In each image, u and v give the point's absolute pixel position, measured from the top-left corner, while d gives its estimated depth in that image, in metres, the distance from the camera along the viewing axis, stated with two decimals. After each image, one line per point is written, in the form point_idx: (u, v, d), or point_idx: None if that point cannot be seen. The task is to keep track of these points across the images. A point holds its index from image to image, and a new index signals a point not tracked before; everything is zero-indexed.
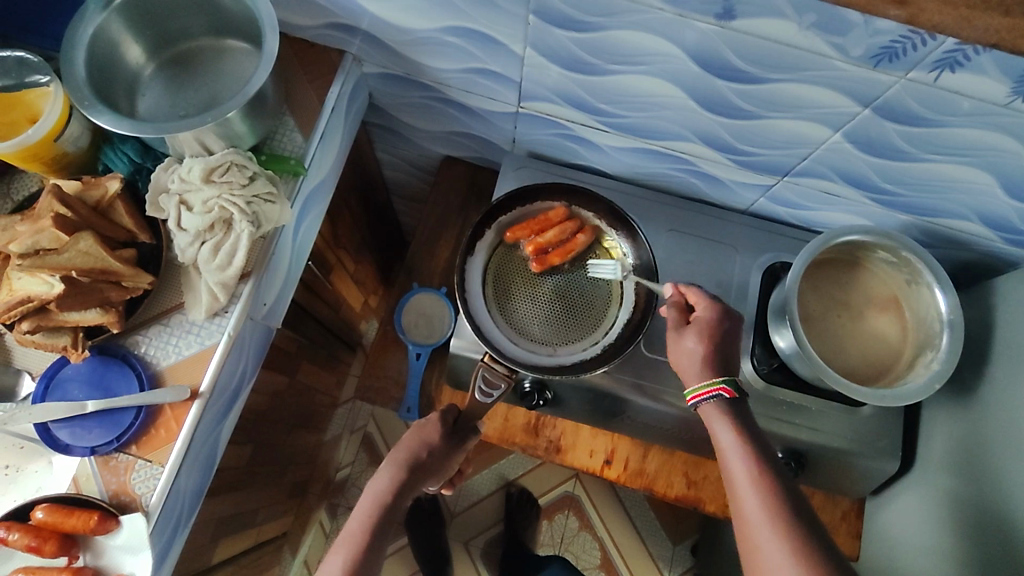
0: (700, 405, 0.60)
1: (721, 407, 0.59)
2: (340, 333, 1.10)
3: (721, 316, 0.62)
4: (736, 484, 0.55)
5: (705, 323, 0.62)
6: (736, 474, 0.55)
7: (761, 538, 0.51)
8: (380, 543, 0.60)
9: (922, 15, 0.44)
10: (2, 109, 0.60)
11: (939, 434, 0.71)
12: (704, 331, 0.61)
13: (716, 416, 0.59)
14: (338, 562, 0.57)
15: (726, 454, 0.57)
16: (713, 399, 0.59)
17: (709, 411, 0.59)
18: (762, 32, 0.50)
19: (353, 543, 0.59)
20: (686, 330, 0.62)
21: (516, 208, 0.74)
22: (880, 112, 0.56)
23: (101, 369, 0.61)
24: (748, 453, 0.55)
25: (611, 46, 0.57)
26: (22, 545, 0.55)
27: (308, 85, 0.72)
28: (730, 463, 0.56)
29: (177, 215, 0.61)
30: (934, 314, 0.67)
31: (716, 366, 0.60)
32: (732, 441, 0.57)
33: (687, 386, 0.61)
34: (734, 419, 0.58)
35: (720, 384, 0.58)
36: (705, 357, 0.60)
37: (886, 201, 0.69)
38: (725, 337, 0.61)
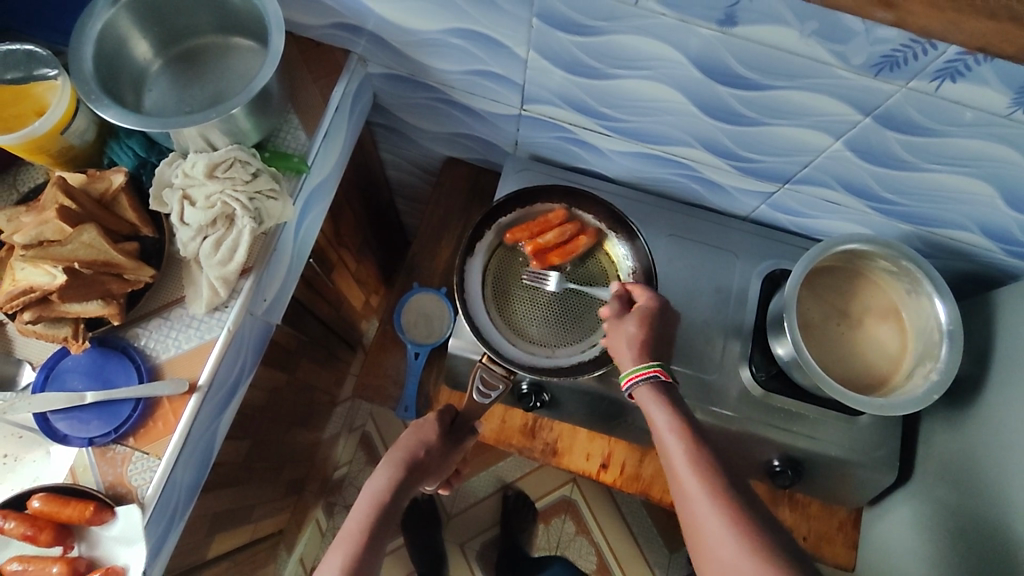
0: (636, 389, 0.59)
1: (654, 390, 0.58)
2: (340, 331, 1.10)
3: (662, 307, 0.64)
4: (673, 465, 0.53)
5: (650, 311, 0.63)
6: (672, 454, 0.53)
7: (704, 515, 0.49)
8: (379, 542, 0.59)
9: (909, 18, 0.43)
10: (10, 101, 0.60)
11: (937, 445, 0.71)
12: (645, 316, 0.63)
13: (649, 399, 0.58)
14: (336, 562, 0.56)
15: (663, 436, 0.55)
16: (647, 380, 0.59)
17: (643, 395, 0.58)
18: (762, 39, 0.50)
19: (351, 543, 0.58)
20: (628, 316, 0.63)
21: (516, 210, 0.75)
22: (881, 121, 0.56)
23: (101, 361, 0.61)
24: (683, 433, 0.54)
25: (613, 50, 0.58)
26: (18, 534, 0.55)
27: (312, 84, 0.73)
28: (666, 443, 0.54)
29: (180, 209, 0.62)
30: (934, 324, 0.67)
31: (652, 351, 0.61)
32: (665, 422, 0.55)
33: (623, 370, 0.61)
34: (667, 400, 0.57)
35: (655, 366, 0.59)
36: (641, 340, 0.61)
37: (887, 210, 0.69)
38: (663, 325, 0.63)
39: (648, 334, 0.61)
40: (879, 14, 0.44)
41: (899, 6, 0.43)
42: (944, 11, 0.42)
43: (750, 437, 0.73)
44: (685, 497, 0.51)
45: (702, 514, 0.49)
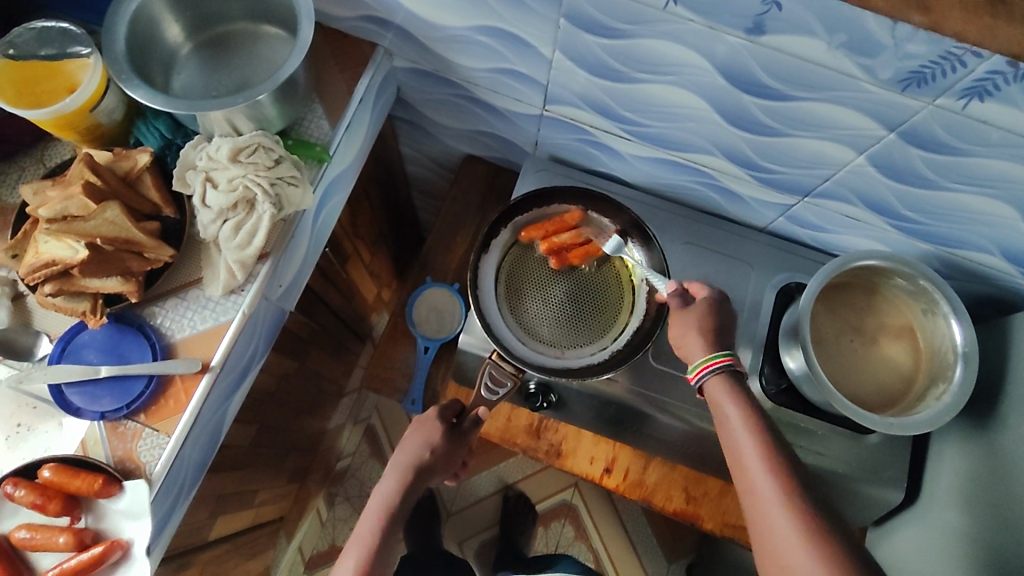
0: (705, 380, 0.61)
1: (727, 385, 0.60)
2: (351, 322, 1.11)
3: (717, 303, 0.64)
4: (737, 450, 0.56)
5: (704, 307, 0.64)
6: (741, 447, 0.56)
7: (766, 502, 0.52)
8: (391, 539, 0.65)
9: (944, 23, 0.44)
10: (43, 77, 0.61)
11: (946, 467, 0.70)
12: (704, 313, 0.64)
13: (721, 392, 0.60)
14: (351, 561, 0.62)
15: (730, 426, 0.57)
16: (716, 371, 0.60)
17: (714, 387, 0.60)
18: (790, 49, 0.50)
19: (363, 544, 0.63)
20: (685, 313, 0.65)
21: (532, 209, 0.75)
22: (905, 137, 0.55)
23: (116, 337, 0.62)
24: (753, 426, 0.56)
25: (639, 55, 0.58)
26: (28, 502, 0.56)
27: (338, 75, 0.73)
28: (734, 435, 0.57)
29: (203, 191, 0.62)
30: (948, 345, 0.66)
31: (717, 342, 0.62)
32: (733, 413, 0.58)
33: (692, 363, 0.62)
34: (740, 395, 0.59)
35: (721, 356, 0.60)
36: (704, 332, 0.63)
37: (907, 228, 0.68)
38: (722, 318, 0.64)
39: (711, 327, 0.63)
40: (914, 19, 0.45)
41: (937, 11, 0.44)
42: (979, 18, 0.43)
43: None
44: (751, 491, 0.53)
45: (764, 497, 0.52)
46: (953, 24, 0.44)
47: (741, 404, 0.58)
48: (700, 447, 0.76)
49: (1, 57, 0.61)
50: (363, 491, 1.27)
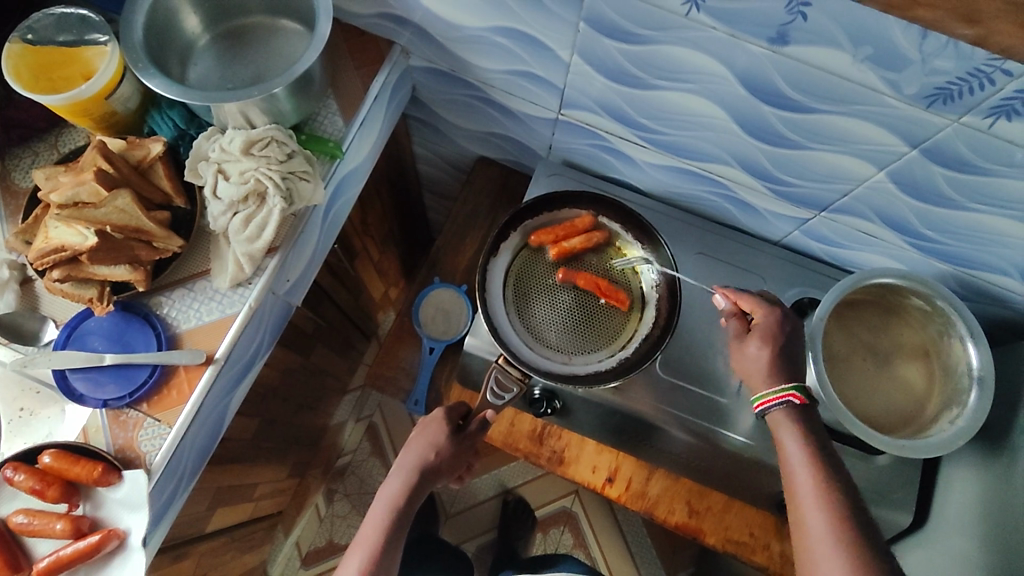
0: (768, 413, 0.59)
1: (792, 423, 0.58)
2: (358, 320, 1.10)
3: (781, 320, 0.62)
4: (798, 494, 0.54)
5: (770, 326, 0.61)
6: (803, 493, 0.54)
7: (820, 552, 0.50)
8: (395, 543, 0.62)
9: (993, 37, 0.40)
10: (60, 63, 0.62)
11: (956, 492, 0.69)
12: (769, 334, 0.61)
13: (785, 428, 0.58)
14: (354, 565, 0.59)
15: (792, 469, 0.56)
16: (781, 406, 0.58)
17: (779, 421, 0.58)
18: (814, 60, 0.49)
19: (367, 546, 0.61)
20: (748, 338, 0.62)
21: (543, 213, 0.74)
22: (928, 154, 0.54)
23: (122, 325, 0.62)
24: (817, 472, 0.54)
25: (658, 61, 0.57)
26: (26, 487, 0.56)
27: (354, 71, 0.73)
28: (795, 479, 0.55)
29: (214, 183, 0.62)
30: (964, 368, 0.64)
31: (784, 369, 0.60)
32: (799, 456, 0.56)
33: (755, 392, 0.60)
34: (806, 434, 0.57)
35: (790, 390, 0.58)
36: (771, 361, 0.60)
37: (925, 247, 0.67)
38: (787, 340, 0.61)
39: (779, 353, 0.60)
40: (958, 31, 0.41)
41: (983, 22, 0.40)
42: None
43: (762, 466, 0.72)
44: (808, 539, 0.52)
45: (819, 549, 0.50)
46: (1003, 38, 0.40)
47: (807, 448, 0.56)
48: (704, 460, 0.75)
49: (19, 41, 0.61)
50: (363, 489, 1.27)
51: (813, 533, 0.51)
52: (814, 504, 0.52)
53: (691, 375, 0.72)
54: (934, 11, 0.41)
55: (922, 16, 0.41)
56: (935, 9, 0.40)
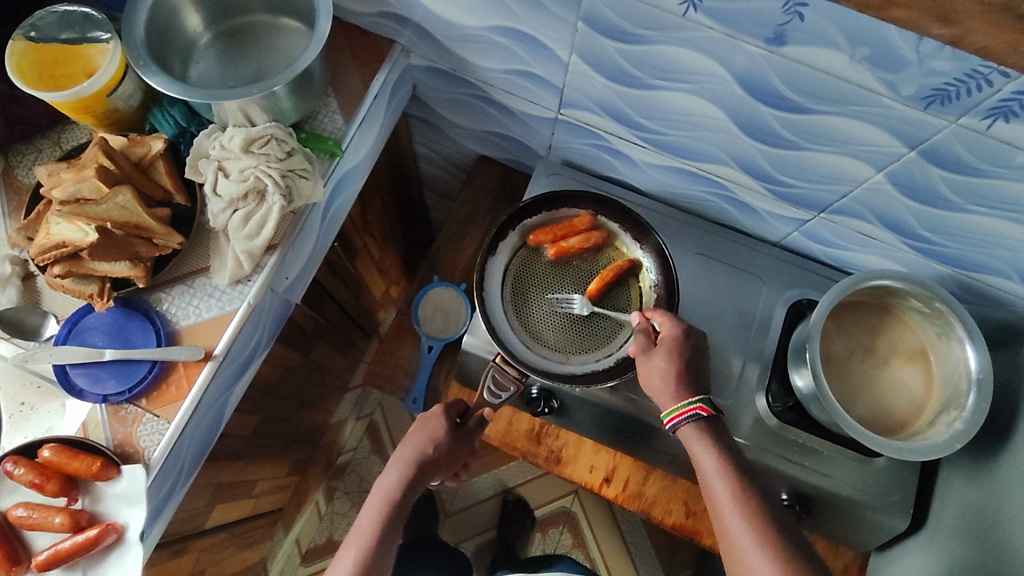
0: (678, 429, 0.59)
1: (701, 432, 0.58)
2: (358, 318, 1.11)
3: (687, 334, 0.62)
4: (719, 504, 0.55)
5: (676, 342, 0.61)
6: (722, 505, 0.54)
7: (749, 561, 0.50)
8: (392, 537, 0.61)
9: (967, 37, 0.41)
10: (63, 61, 0.62)
11: (954, 495, 0.69)
12: (675, 350, 0.61)
13: (695, 440, 0.58)
14: (351, 558, 0.58)
15: (708, 476, 0.56)
16: (690, 420, 0.58)
17: (688, 435, 0.58)
18: (810, 60, 0.49)
19: (362, 538, 0.60)
20: (655, 351, 0.62)
21: (541, 212, 0.74)
22: (926, 155, 0.54)
23: (123, 321, 0.63)
24: (732, 479, 0.55)
25: (656, 61, 0.57)
26: (26, 481, 0.57)
27: (354, 70, 0.73)
28: (711, 486, 0.56)
29: (214, 180, 0.63)
30: (963, 370, 0.64)
31: (689, 383, 0.60)
32: (711, 461, 0.56)
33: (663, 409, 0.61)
34: (716, 442, 0.57)
35: (695, 404, 0.58)
36: (675, 374, 0.60)
37: (923, 248, 0.67)
38: (692, 355, 0.62)
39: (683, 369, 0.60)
40: (934, 30, 0.42)
41: (960, 21, 0.41)
42: (1007, 31, 0.40)
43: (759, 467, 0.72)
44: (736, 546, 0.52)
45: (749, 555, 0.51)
46: (979, 38, 0.41)
47: (719, 455, 0.56)
48: None
49: (23, 39, 0.62)
50: (363, 486, 1.27)
51: (739, 543, 0.52)
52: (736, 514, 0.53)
53: None
54: (910, 10, 0.41)
55: (897, 16, 0.42)
56: (909, 8, 0.41)
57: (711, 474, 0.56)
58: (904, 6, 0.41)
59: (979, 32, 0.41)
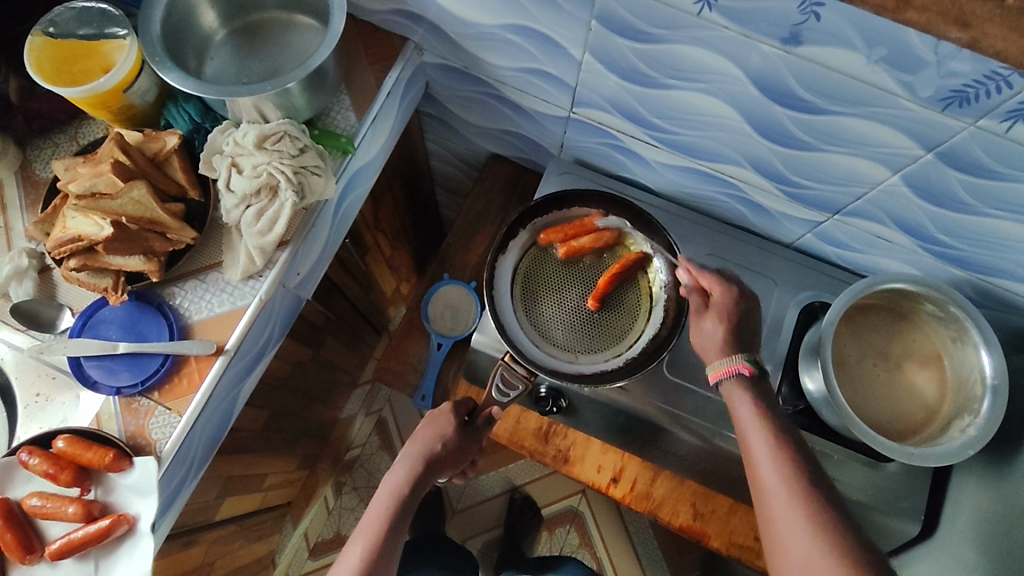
0: (722, 384, 0.58)
1: (746, 390, 0.57)
2: (368, 315, 1.11)
3: (738, 298, 0.62)
4: (751, 451, 0.53)
5: (726, 303, 0.62)
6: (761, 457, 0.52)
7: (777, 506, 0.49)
8: (399, 532, 0.61)
9: (984, 40, 0.40)
10: (81, 56, 0.63)
11: (967, 502, 0.68)
12: (725, 312, 0.61)
13: (737, 396, 0.57)
14: (358, 552, 0.58)
15: (743, 424, 0.55)
16: (733, 377, 0.57)
17: (731, 389, 0.57)
18: (826, 61, 0.49)
19: (370, 533, 0.60)
20: (707, 314, 0.62)
21: (551, 212, 0.74)
22: (943, 157, 0.53)
23: (136, 314, 0.63)
24: (767, 426, 0.54)
25: (670, 60, 0.57)
26: (40, 471, 0.58)
27: (367, 68, 0.74)
28: (745, 431, 0.55)
29: (227, 176, 0.63)
30: (977, 376, 0.63)
31: (737, 342, 0.60)
32: (747, 409, 0.55)
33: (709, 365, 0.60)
34: (755, 396, 0.56)
35: (740, 361, 0.57)
36: (726, 337, 0.60)
37: (939, 252, 0.66)
38: (744, 317, 0.62)
39: (732, 330, 0.60)
40: (951, 35, 0.41)
41: (975, 25, 0.40)
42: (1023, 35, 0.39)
43: None
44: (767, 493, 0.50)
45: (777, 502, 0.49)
46: (996, 42, 0.40)
47: (759, 409, 0.55)
48: (711, 463, 0.74)
49: (42, 34, 0.62)
50: (371, 482, 1.28)
51: (769, 485, 0.50)
52: (772, 465, 0.51)
53: (699, 377, 0.72)
54: (924, 13, 0.40)
55: (912, 19, 0.41)
56: (925, 11, 0.40)
57: (751, 429, 0.54)
58: (921, 10, 0.40)
59: (997, 36, 0.40)
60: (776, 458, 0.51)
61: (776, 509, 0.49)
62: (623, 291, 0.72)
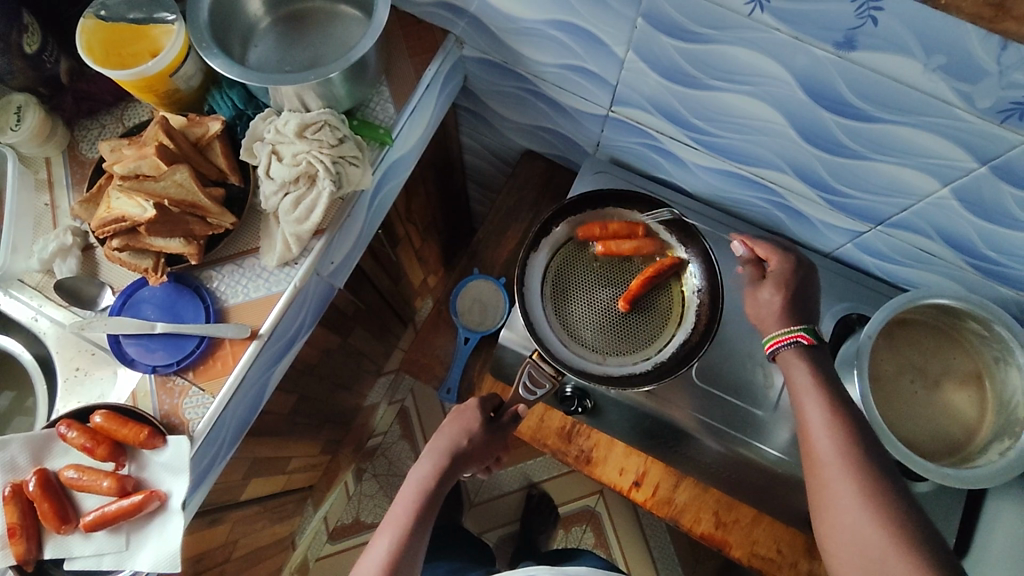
0: (780, 353, 0.58)
1: (807, 360, 0.56)
2: (395, 305, 1.12)
3: (796, 266, 0.62)
4: (807, 426, 0.54)
5: (784, 270, 0.61)
6: (816, 429, 0.53)
7: (834, 482, 0.50)
8: (425, 524, 0.61)
9: None
10: (129, 40, 0.64)
11: (1001, 527, 0.66)
12: (782, 280, 0.61)
13: (796, 367, 0.57)
14: (385, 544, 0.58)
15: (801, 397, 0.55)
16: (791, 346, 0.57)
17: (789, 360, 0.57)
18: (880, 67, 0.47)
19: (396, 525, 0.60)
20: (762, 284, 0.62)
21: (587, 210, 0.73)
22: (998, 171, 0.51)
23: (174, 296, 0.64)
24: (824, 399, 0.54)
25: (716, 60, 0.56)
26: (78, 444, 0.59)
27: (407, 59, 0.74)
28: (804, 405, 0.55)
29: (268, 163, 0.64)
30: (1021, 398, 0.61)
31: (795, 314, 0.59)
32: (807, 383, 0.55)
33: (766, 335, 0.60)
34: (815, 369, 0.56)
35: (797, 331, 0.57)
36: (782, 307, 0.60)
37: (986, 268, 0.64)
38: (799, 297, 0.60)
39: (791, 296, 0.60)
40: None
41: None
42: None
43: (796, 482, 0.70)
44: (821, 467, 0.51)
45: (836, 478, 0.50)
46: None
47: (818, 385, 0.55)
48: (736, 472, 0.73)
49: (93, 17, 0.64)
50: (391, 470, 1.29)
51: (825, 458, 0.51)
52: (827, 440, 0.52)
53: (726, 384, 0.71)
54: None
55: (1012, 30, 0.39)
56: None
57: (805, 399, 0.55)
58: (1021, 21, 0.39)
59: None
60: (831, 430, 0.52)
61: (828, 482, 0.50)
62: (654, 294, 0.71)
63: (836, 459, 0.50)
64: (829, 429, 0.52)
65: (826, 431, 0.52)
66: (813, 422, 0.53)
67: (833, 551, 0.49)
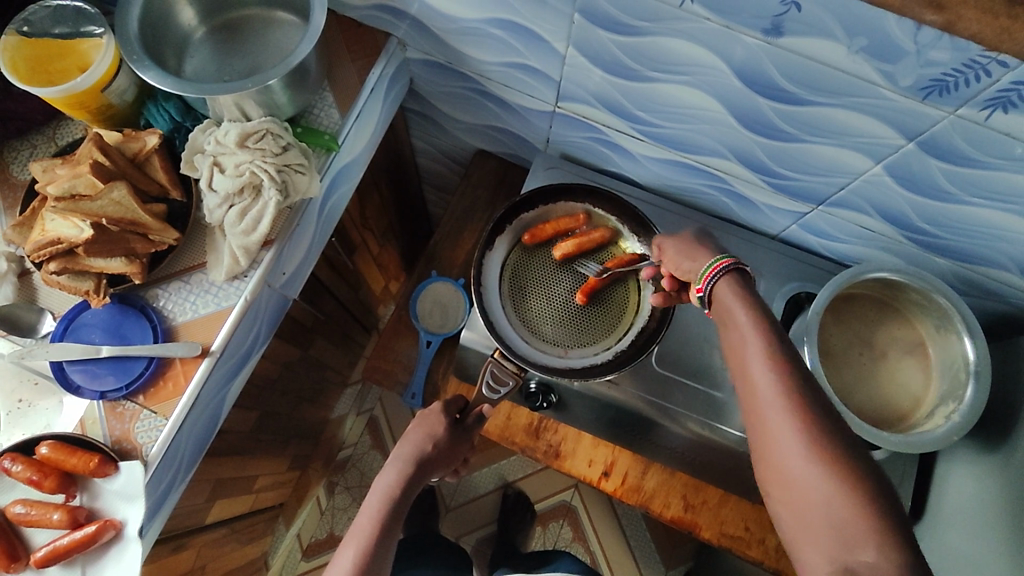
0: (712, 292, 0.54)
1: (734, 288, 0.52)
2: (357, 314, 1.11)
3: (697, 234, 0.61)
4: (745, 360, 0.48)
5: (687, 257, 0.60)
6: (752, 364, 0.47)
7: (773, 421, 0.44)
8: (391, 533, 0.59)
9: (958, 23, 0.41)
10: (55, 57, 0.62)
11: (954, 487, 0.69)
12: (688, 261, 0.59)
13: (732, 298, 0.52)
14: (350, 554, 0.56)
15: (741, 333, 0.49)
16: (723, 277, 0.53)
17: (724, 293, 0.52)
18: (807, 52, 0.49)
19: (361, 537, 0.58)
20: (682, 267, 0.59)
21: (538, 206, 0.74)
22: (924, 146, 0.54)
23: (119, 317, 0.63)
24: (764, 332, 0.48)
25: (652, 52, 0.57)
26: (24, 478, 0.57)
27: (350, 64, 0.73)
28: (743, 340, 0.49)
29: (210, 175, 0.62)
30: (962, 362, 0.64)
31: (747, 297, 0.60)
32: (744, 317, 0.50)
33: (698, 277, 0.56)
34: (753, 302, 0.51)
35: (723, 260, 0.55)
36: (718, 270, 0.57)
37: (922, 240, 0.66)
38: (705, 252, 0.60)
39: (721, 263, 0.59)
40: (929, 17, 0.42)
41: (950, 8, 0.41)
42: (997, 17, 0.40)
43: None
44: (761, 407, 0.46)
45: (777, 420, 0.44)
46: (971, 24, 0.41)
47: (756, 318, 0.49)
48: (701, 455, 0.75)
49: (16, 33, 0.61)
50: (363, 481, 1.28)
51: (762, 396, 0.46)
52: (764, 370, 0.46)
53: (686, 369, 0.72)
54: None
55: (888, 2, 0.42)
56: None
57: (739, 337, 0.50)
58: None
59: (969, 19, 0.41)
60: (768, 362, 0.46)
61: (767, 417, 0.45)
62: (617, 284, 0.72)
63: (776, 399, 0.45)
64: (767, 359, 0.47)
65: (762, 360, 0.47)
66: (749, 361, 0.48)
67: (781, 512, 0.44)
